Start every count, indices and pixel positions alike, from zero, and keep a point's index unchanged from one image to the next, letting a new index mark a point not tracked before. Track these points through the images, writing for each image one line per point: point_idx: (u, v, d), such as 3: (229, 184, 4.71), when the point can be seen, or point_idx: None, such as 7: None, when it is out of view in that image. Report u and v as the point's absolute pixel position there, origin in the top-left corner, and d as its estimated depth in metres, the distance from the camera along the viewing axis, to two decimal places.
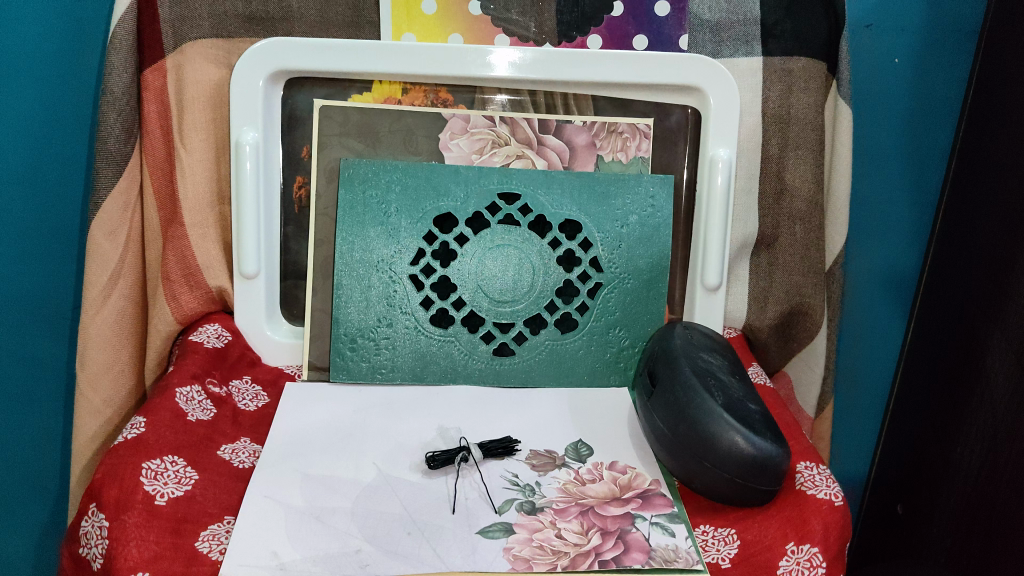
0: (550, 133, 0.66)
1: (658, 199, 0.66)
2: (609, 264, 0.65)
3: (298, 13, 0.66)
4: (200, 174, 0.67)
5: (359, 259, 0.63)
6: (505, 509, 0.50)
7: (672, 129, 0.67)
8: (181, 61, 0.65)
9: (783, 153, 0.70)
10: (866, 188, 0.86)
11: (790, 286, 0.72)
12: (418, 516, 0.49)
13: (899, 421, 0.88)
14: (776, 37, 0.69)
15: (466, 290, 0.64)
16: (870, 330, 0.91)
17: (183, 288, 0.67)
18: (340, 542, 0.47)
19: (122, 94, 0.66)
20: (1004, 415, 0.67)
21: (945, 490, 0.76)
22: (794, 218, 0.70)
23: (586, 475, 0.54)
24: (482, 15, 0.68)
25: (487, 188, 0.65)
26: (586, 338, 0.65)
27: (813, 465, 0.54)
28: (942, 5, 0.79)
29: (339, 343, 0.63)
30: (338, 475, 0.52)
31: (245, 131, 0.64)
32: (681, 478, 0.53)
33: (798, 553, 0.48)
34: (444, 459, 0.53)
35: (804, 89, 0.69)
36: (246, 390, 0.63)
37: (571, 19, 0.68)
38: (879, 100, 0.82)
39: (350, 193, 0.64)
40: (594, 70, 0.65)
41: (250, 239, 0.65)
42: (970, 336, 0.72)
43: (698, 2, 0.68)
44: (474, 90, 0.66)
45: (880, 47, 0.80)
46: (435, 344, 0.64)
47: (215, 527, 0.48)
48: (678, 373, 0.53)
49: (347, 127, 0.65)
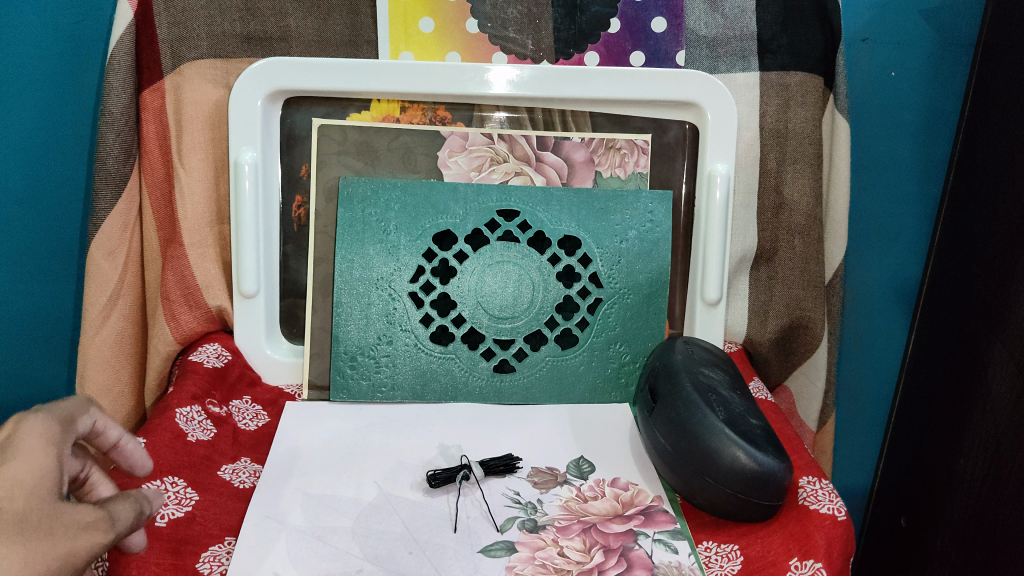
0: (549, 150, 0.67)
1: (656, 213, 0.66)
2: (608, 279, 0.65)
3: (296, 33, 0.67)
4: (199, 194, 0.67)
5: (359, 277, 0.63)
6: (507, 527, 0.50)
7: (670, 144, 0.68)
8: (180, 82, 0.66)
9: (782, 167, 0.70)
10: (864, 200, 0.86)
11: (790, 300, 0.72)
12: (419, 535, 0.49)
13: (902, 432, 0.88)
14: (773, 52, 0.69)
15: (466, 307, 0.64)
16: (869, 341, 0.91)
17: (182, 307, 0.67)
18: (340, 561, 0.46)
19: (120, 114, 0.66)
20: (1006, 426, 0.66)
21: (948, 501, 0.75)
22: (793, 231, 0.71)
23: (588, 492, 0.53)
24: (479, 33, 0.68)
25: (485, 205, 0.65)
26: (586, 354, 0.65)
27: (815, 479, 0.54)
28: (938, 17, 0.79)
29: (338, 361, 0.63)
30: (339, 494, 0.52)
31: (244, 150, 0.64)
32: (683, 494, 0.52)
33: (801, 568, 0.47)
34: (445, 478, 0.53)
35: (801, 103, 0.69)
36: (246, 410, 0.63)
37: (568, 37, 0.69)
38: (876, 112, 0.83)
39: (349, 211, 0.64)
40: (591, 86, 0.65)
41: (249, 259, 0.65)
42: (972, 345, 0.72)
43: (694, 18, 0.69)
44: (472, 108, 0.67)
45: (877, 61, 0.81)
46: (435, 361, 0.63)
47: (216, 548, 0.48)
48: (679, 389, 0.53)
49: (346, 145, 0.65)
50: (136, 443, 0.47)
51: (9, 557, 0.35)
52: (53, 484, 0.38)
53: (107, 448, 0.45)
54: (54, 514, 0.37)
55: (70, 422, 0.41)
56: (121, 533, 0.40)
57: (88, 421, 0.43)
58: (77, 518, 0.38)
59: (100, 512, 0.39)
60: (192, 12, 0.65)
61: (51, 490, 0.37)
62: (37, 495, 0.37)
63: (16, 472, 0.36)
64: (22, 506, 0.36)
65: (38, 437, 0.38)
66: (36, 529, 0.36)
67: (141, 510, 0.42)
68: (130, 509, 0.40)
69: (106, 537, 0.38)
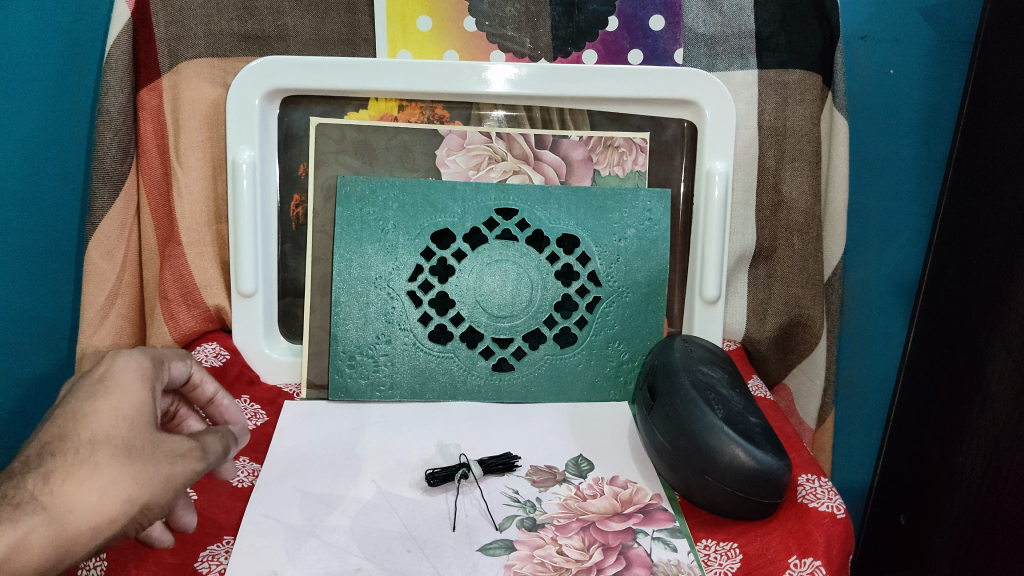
0: (547, 148, 0.66)
1: (655, 212, 0.66)
2: (607, 277, 0.65)
3: (293, 31, 0.66)
4: (197, 193, 0.67)
5: (357, 276, 0.63)
6: (506, 526, 0.50)
7: (668, 142, 0.68)
8: (177, 81, 0.66)
9: (780, 165, 0.70)
10: (863, 197, 0.86)
11: (789, 298, 0.72)
12: (417, 533, 0.49)
13: (901, 429, 0.88)
14: (771, 50, 0.69)
15: (465, 306, 0.64)
16: (868, 339, 0.91)
17: (180, 307, 0.68)
18: (339, 560, 0.46)
19: (118, 113, 0.65)
20: (1005, 423, 0.66)
21: (947, 499, 0.75)
22: (791, 229, 0.70)
23: (587, 490, 0.53)
24: (477, 32, 0.68)
25: (484, 204, 0.64)
26: (585, 352, 0.65)
27: (814, 477, 0.54)
28: (937, 16, 0.79)
29: (337, 360, 0.63)
30: (338, 493, 0.52)
31: (241, 149, 0.64)
32: (683, 492, 0.52)
33: (800, 566, 0.47)
34: (444, 477, 0.53)
35: (799, 101, 0.69)
36: (244, 409, 0.62)
37: (566, 35, 0.69)
38: (874, 111, 0.83)
39: (347, 210, 0.63)
40: (589, 85, 0.65)
41: (247, 258, 0.65)
42: (971, 343, 0.72)
43: (692, 16, 0.69)
44: (470, 107, 0.67)
45: (875, 59, 0.81)
46: (434, 360, 0.63)
47: (215, 547, 0.48)
48: (678, 387, 0.53)
49: (344, 144, 0.65)
50: (233, 401, 0.52)
51: (119, 478, 0.37)
52: (150, 414, 0.40)
53: (206, 401, 0.51)
54: (154, 443, 0.39)
55: (161, 364, 0.45)
56: (213, 464, 0.42)
57: (185, 367, 0.48)
58: (173, 447, 0.40)
59: (193, 442, 0.41)
60: (189, 11, 0.65)
61: (149, 417, 0.40)
62: (137, 423, 0.39)
63: (116, 402, 0.39)
64: (125, 433, 0.38)
65: (133, 371, 0.41)
66: (143, 453, 0.38)
67: (228, 445, 0.44)
68: (218, 443, 0.43)
69: (200, 464, 0.41)
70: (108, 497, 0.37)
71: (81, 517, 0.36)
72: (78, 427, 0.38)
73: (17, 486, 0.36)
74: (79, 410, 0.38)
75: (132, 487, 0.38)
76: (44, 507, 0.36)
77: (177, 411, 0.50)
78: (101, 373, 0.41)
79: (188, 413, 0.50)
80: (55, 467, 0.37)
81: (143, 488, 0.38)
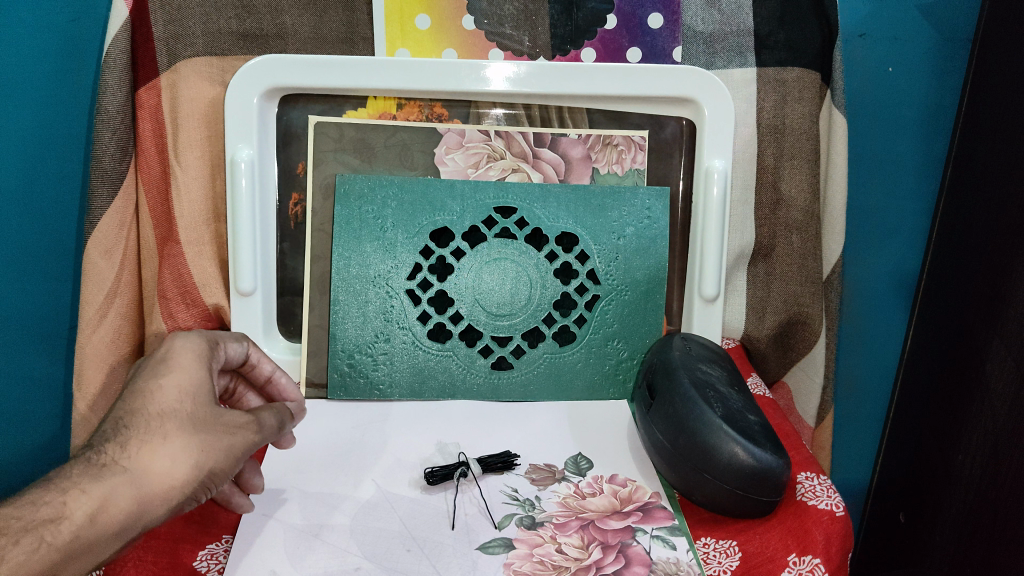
0: (545, 147, 0.66)
1: (654, 210, 0.66)
2: (606, 275, 0.65)
3: (292, 29, 0.67)
4: (195, 192, 0.67)
5: (356, 275, 0.63)
6: (505, 524, 0.50)
7: (667, 140, 0.68)
8: (176, 80, 0.66)
9: (779, 163, 0.70)
10: (862, 195, 0.86)
11: (788, 296, 0.72)
12: (417, 532, 0.49)
13: (900, 427, 0.88)
14: (770, 48, 0.69)
15: (463, 304, 0.64)
16: (867, 337, 0.91)
17: (179, 305, 0.68)
18: (339, 559, 0.46)
19: (116, 113, 0.66)
20: (1005, 421, 0.66)
21: (947, 497, 0.75)
22: (790, 227, 0.71)
23: (586, 488, 0.53)
24: (476, 30, 0.68)
25: (482, 203, 0.65)
26: (585, 350, 0.65)
27: (813, 475, 0.54)
28: (936, 13, 0.79)
29: (336, 359, 0.63)
30: (338, 492, 0.52)
31: (240, 148, 0.64)
32: (682, 490, 0.52)
33: (799, 564, 0.47)
34: (443, 475, 0.53)
35: (798, 99, 0.69)
36: None
37: (565, 33, 0.69)
38: (873, 108, 0.82)
39: (346, 209, 0.63)
40: (588, 83, 0.64)
41: (245, 257, 0.64)
42: (970, 341, 0.72)
43: (691, 14, 0.69)
44: (469, 105, 0.66)
45: (874, 57, 0.81)
46: (433, 358, 0.63)
47: (214, 546, 0.49)
48: (677, 386, 0.53)
49: (343, 142, 0.65)
50: (288, 380, 0.58)
51: (188, 445, 0.42)
52: (208, 391, 0.46)
53: (265, 379, 0.58)
54: (214, 415, 0.45)
55: (217, 346, 0.52)
56: (267, 437, 0.47)
57: (242, 349, 0.55)
58: (224, 420, 0.45)
59: (249, 417, 0.46)
60: (188, 9, 0.65)
61: (207, 395, 0.46)
62: (198, 399, 0.45)
63: (179, 379, 0.45)
64: (189, 408, 0.44)
65: (191, 354, 0.47)
66: (204, 425, 0.44)
67: (284, 422, 0.49)
68: (274, 419, 0.48)
69: (255, 436, 0.46)
70: (179, 462, 0.42)
71: (157, 479, 0.41)
72: (147, 403, 0.43)
73: (99, 452, 0.41)
74: (146, 386, 0.44)
75: (198, 455, 0.43)
76: (126, 469, 0.40)
77: (237, 388, 0.59)
78: (164, 356, 0.46)
79: (246, 390, 0.59)
80: (131, 437, 0.41)
81: (208, 454, 0.43)
